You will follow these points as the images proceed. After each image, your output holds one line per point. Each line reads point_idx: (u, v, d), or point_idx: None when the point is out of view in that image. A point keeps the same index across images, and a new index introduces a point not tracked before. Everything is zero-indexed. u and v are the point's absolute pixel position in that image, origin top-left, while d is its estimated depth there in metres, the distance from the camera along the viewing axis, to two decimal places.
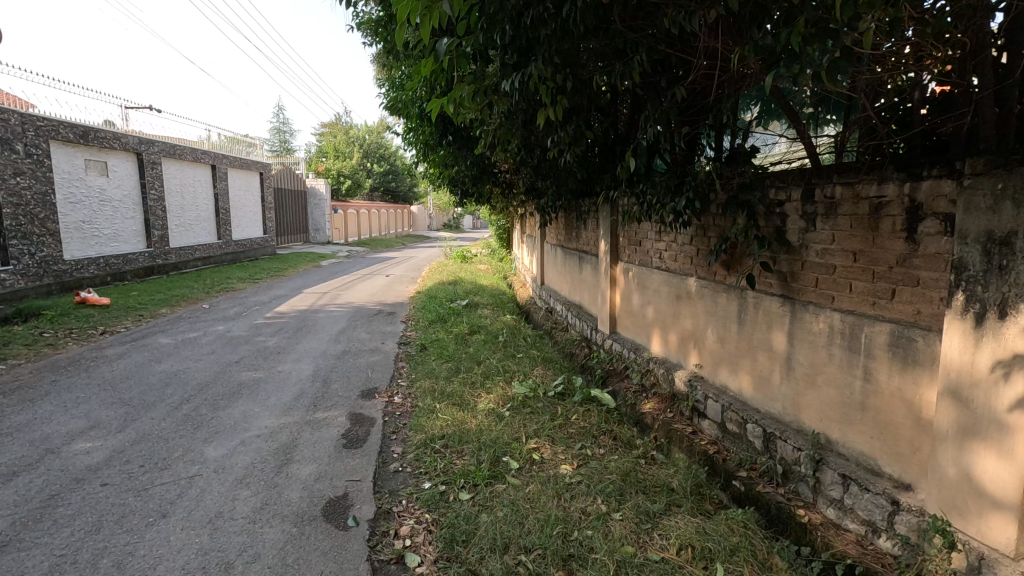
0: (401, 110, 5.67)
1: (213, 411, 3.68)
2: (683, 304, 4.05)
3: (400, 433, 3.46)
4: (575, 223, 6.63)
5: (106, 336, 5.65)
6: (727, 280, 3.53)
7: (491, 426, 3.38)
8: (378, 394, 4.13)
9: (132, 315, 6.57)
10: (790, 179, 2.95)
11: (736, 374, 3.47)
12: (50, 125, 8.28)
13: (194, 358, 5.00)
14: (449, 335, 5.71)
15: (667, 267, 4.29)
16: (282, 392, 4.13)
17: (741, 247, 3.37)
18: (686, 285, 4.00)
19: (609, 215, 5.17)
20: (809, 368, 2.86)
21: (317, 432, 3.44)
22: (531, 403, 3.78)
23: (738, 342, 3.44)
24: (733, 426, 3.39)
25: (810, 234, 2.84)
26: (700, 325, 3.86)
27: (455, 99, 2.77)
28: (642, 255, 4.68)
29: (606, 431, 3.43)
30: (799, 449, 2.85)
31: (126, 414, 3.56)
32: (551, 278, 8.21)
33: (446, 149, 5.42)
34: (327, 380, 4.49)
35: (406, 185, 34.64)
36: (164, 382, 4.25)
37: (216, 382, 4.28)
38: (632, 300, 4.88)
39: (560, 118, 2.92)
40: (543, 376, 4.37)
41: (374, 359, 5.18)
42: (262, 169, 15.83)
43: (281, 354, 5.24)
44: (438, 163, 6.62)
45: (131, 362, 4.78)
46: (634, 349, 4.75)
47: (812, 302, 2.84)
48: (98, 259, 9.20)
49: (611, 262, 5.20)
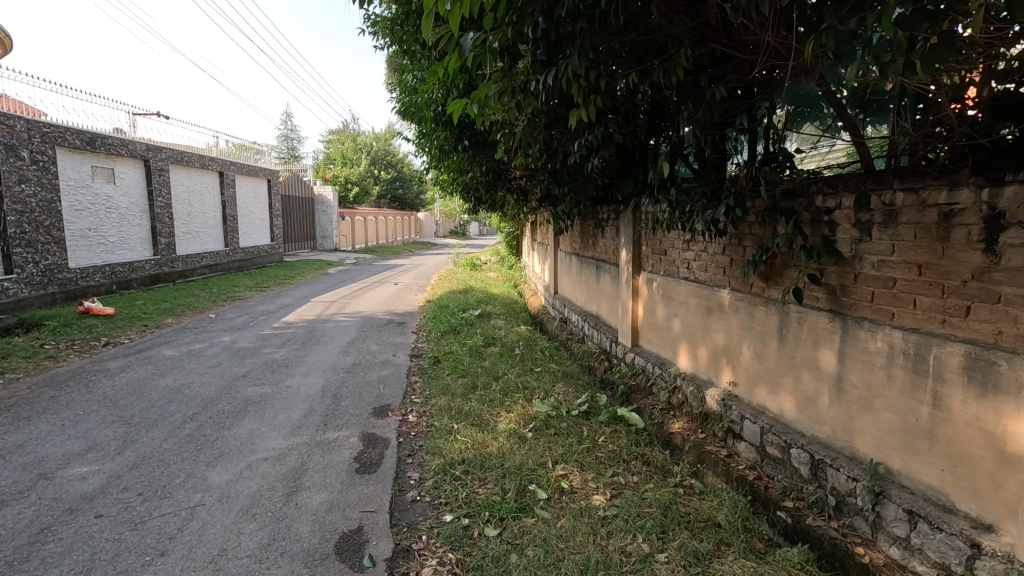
0: (414, 115, 5.49)
1: (217, 431, 3.47)
2: (714, 317, 3.82)
3: (417, 456, 3.24)
4: (592, 232, 6.42)
5: (109, 348, 5.47)
6: (766, 293, 3.30)
7: (514, 450, 3.15)
8: (392, 412, 3.92)
9: (137, 326, 6.40)
10: (840, 185, 2.72)
11: (777, 394, 3.23)
12: (57, 132, 8.18)
13: (199, 371, 4.81)
14: (463, 348, 5.50)
15: (695, 277, 4.07)
16: (290, 410, 3.92)
17: (782, 258, 3.13)
18: (719, 298, 3.77)
19: (632, 223, 4.95)
20: (864, 390, 2.62)
21: (328, 454, 3.23)
22: (555, 424, 3.55)
23: (778, 360, 3.21)
24: (774, 451, 3.14)
25: (864, 244, 2.61)
26: (733, 340, 3.63)
27: (479, 99, 2.57)
28: (667, 265, 4.45)
29: (637, 455, 3.20)
30: (854, 480, 2.61)
31: (126, 434, 3.36)
32: (565, 287, 7.98)
33: (461, 154, 5.24)
34: (338, 396, 4.28)
35: (413, 192, 34.59)
36: (168, 398, 4.06)
37: (221, 399, 4.08)
38: (657, 312, 4.64)
39: (592, 119, 2.71)
40: (564, 393, 4.14)
41: (385, 373, 4.97)
42: (271, 175, 15.75)
43: (290, 367, 5.04)
44: (450, 170, 6.44)
45: (134, 375, 4.60)
46: (659, 363, 4.51)
47: (867, 318, 2.60)
48: (104, 267, 9.07)
49: (633, 272, 4.98)
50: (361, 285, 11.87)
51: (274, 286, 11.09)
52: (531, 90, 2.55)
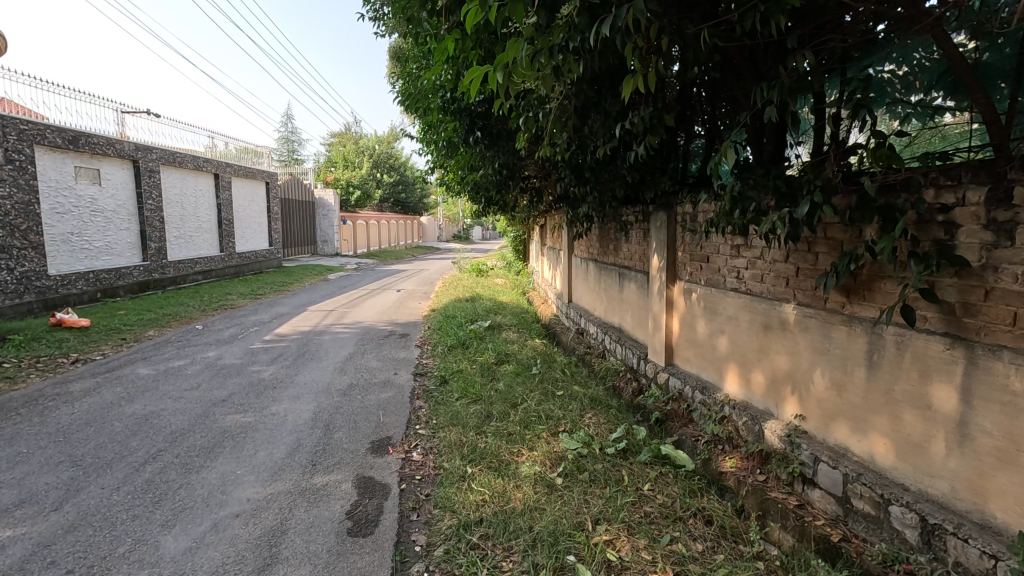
0: (419, 105, 4.91)
1: (184, 476, 2.89)
2: (774, 336, 3.23)
3: (423, 510, 2.64)
4: (614, 236, 5.83)
5: (77, 366, 4.89)
6: (848, 309, 2.70)
7: (543, 504, 2.56)
8: (393, 448, 3.33)
9: (113, 339, 5.83)
10: (966, 175, 2.12)
11: (865, 434, 2.63)
12: (36, 129, 7.63)
13: (174, 394, 4.23)
14: (473, 366, 4.91)
15: (748, 288, 3.48)
16: (273, 445, 3.33)
17: (872, 266, 2.54)
18: (779, 313, 3.19)
19: (666, 226, 4.39)
20: (1002, 441, 2.03)
21: (315, 507, 2.64)
22: (588, 466, 2.96)
23: (864, 392, 2.61)
24: (865, 505, 2.55)
25: (1002, 252, 2.01)
26: (800, 365, 3.04)
27: (506, 63, 1.99)
28: (711, 273, 3.88)
29: (694, 510, 2.60)
30: (993, 557, 2.02)
31: (72, 481, 2.78)
32: (580, 295, 7.38)
33: (472, 150, 4.67)
34: (330, 426, 3.68)
35: (416, 195, 34.06)
36: (132, 430, 3.48)
37: (193, 431, 3.49)
38: (698, 328, 4.06)
39: (651, 90, 2.12)
40: (595, 423, 3.53)
41: (385, 396, 4.37)
42: (269, 177, 15.21)
43: (278, 389, 4.46)
44: (458, 168, 5.86)
45: (98, 400, 4.02)
46: (702, 387, 3.93)
47: (1007, 347, 2.00)
48: (88, 274, 8.52)
49: (666, 282, 4.40)
50: (361, 292, 11.30)
51: (269, 294, 10.52)
52: (572, 53, 1.98)
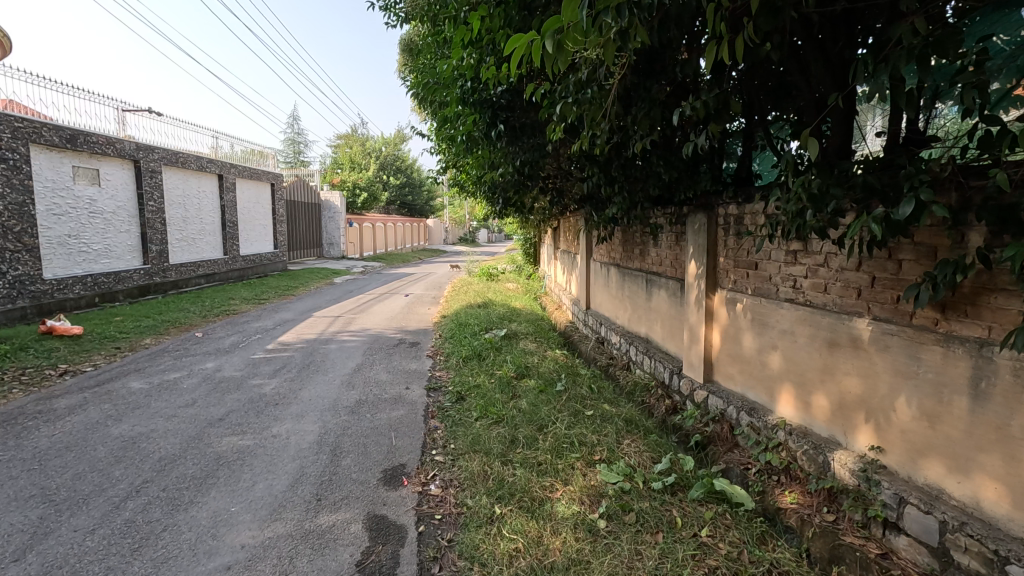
0: (435, 96, 4.54)
1: (170, 515, 2.51)
2: (843, 355, 2.83)
3: (445, 560, 2.26)
4: (641, 240, 5.45)
5: (65, 380, 4.54)
6: (949, 327, 2.27)
7: (586, 558, 2.18)
8: (408, 479, 2.96)
9: (107, 349, 5.48)
10: None
11: (969, 475, 2.22)
12: (31, 127, 7.32)
13: (167, 412, 3.86)
14: (492, 381, 4.52)
15: (809, 299, 3.09)
16: (274, 475, 2.95)
17: (984, 277, 2.12)
18: (850, 329, 2.79)
19: (706, 230, 4.00)
20: None
21: (320, 555, 2.27)
22: (634, 506, 2.58)
23: (966, 427, 2.22)
24: (974, 561, 2.15)
25: None
26: (876, 390, 2.64)
27: (561, 25, 1.61)
28: (761, 281, 3.49)
29: (766, 565, 2.20)
30: None
31: (40, 522, 2.41)
32: (599, 301, 6.99)
33: (492, 146, 4.30)
34: (337, 451, 3.30)
35: (422, 198, 33.70)
36: (116, 455, 3.12)
37: (184, 457, 3.12)
38: (744, 342, 3.66)
39: (737, 60, 1.74)
40: (635, 450, 3.14)
41: (397, 414, 4.01)
42: (274, 179, 14.91)
43: (281, 406, 4.08)
44: (474, 166, 5.51)
45: (83, 419, 3.66)
46: (749, 408, 3.53)
47: None
48: (86, 278, 8.20)
49: (705, 290, 4.01)
50: (368, 296, 10.97)
51: (274, 299, 10.19)
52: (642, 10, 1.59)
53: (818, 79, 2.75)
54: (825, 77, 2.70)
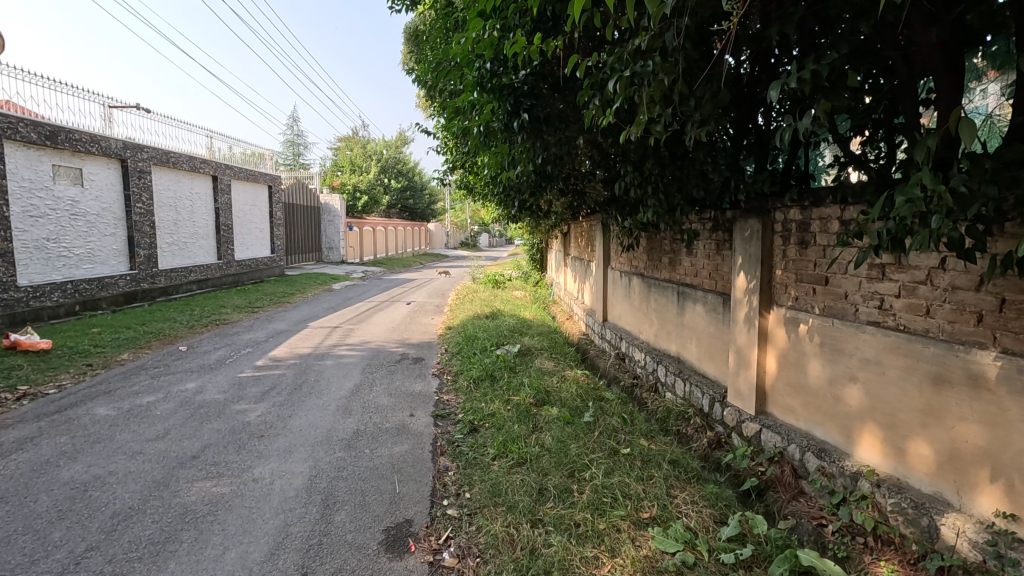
0: (447, 82, 4.00)
1: None
2: (956, 395, 2.28)
3: None
4: (671, 247, 4.91)
5: (22, 405, 3.99)
6: None
7: None
8: (416, 543, 2.41)
9: (77, 366, 4.93)
10: None
11: None
12: (5, 122, 6.77)
13: (132, 448, 3.30)
14: (509, 408, 3.97)
15: (904, 323, 2.53)
16: (251, 538, 2.40)
17: None
18: (967, 364, 2.23)
19: (759, 238, 3.46)
20: None
21: None
22: None
23: None
24: None
25: None
26: (1009, 443, 2.08)
27: None
28: (833, 299, 2.94)
29: None
30: None
31: None
32: (618, 313, 6.43)
33: (510, 140, 3.77)
34: (329, 502, 2.75)
35: (423, 201, 33.14)
36: (59, 510, 2.56)
37: (142, 512, 2.56)
38: (810, 371, 3.11)
39: None
40: (691, 505, 2.59)
41: (401, 449, 3.46)
42: (272, 180, 14.38)
43: (266, 439, 3.52)
44: (487, 163, 4.97)
45: (28, 458, 3.10)
46: (819, 450, 2.98)
47: None
48: (66, 285, 7.67)
49: (757, 307, 3.46)
50: (368, 304, 10.42)
51: (268, 306, 9.64)
52: None
53: (925, 55, 2.23)
54: (936, 53, 2.19)
